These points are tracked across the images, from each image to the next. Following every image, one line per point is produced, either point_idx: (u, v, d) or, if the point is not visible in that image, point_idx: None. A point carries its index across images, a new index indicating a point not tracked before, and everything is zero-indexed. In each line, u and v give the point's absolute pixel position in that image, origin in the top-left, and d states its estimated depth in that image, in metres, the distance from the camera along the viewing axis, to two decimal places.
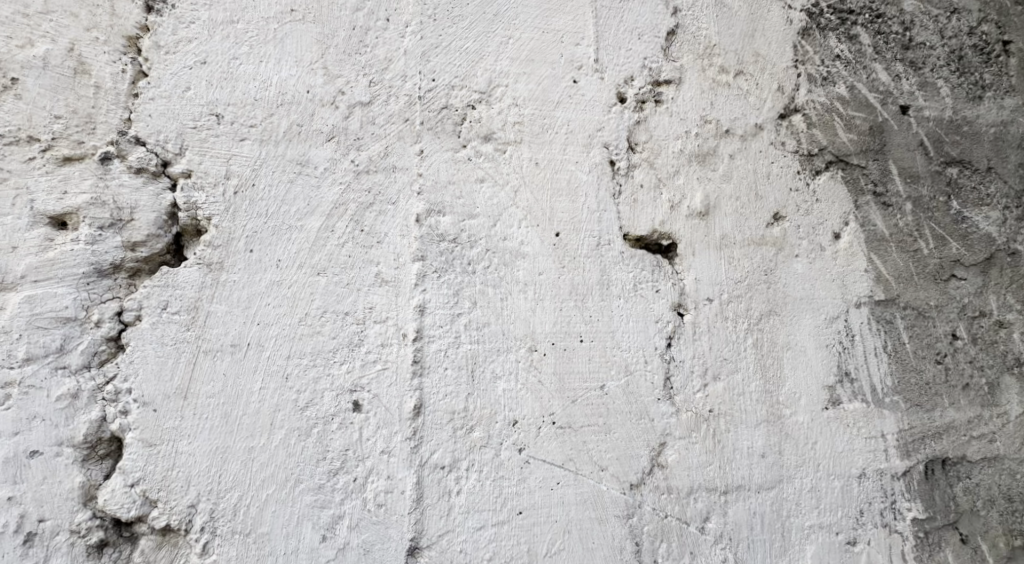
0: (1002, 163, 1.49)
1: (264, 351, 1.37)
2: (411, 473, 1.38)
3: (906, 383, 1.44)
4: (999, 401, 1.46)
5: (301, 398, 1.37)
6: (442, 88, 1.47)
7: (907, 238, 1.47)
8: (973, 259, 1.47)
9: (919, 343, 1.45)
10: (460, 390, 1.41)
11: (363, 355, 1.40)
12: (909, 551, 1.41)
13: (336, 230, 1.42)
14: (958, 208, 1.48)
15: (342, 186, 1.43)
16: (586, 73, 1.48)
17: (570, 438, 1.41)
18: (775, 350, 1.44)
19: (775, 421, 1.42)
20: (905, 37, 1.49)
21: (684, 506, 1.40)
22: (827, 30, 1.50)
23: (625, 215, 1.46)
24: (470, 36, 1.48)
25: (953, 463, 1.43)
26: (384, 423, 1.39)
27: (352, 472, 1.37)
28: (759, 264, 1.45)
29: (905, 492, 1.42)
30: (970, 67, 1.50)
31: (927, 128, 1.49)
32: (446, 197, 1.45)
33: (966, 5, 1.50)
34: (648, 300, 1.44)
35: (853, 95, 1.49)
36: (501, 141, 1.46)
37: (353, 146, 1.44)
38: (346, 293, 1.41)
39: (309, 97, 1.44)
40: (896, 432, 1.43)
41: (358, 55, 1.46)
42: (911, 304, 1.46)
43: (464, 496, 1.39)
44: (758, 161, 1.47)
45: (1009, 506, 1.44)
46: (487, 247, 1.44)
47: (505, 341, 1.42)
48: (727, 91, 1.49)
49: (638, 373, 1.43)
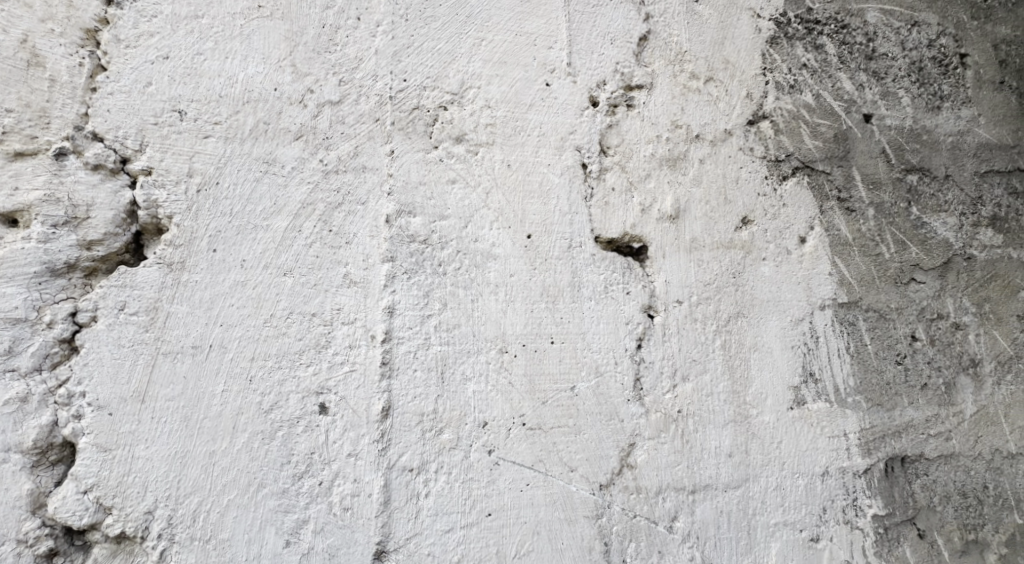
0: (959, 171, 1.54)
1: (227, 353, 1.35)
2: (378, 476, 1.37)
3: (868, 383, 1.48)
4: (956, 401, 1.50)
5: (265, 400, 1.35)
6: (413, 89, 1.47)
7: (870, 243, 1.51)
8: (932, 263, 1.52)
9: (880, 344, 1.49)
10: (430, 391, 1.40)
11: (330, 356, 1.38)
12: (870, 547, 1.45)
13: (303, 230, 1.40)
14: (918, 214, 1.53)
15: (310, 185, 1.41)
16: (559, 76, 1.49)
17: (540, 439, 1.41)
18: (742, 351, 1.46)
19: (742, 421, 1.45)
20: (869, 48, 1.54)
21: (652, 506, 1.42)
22: (795, 39, 1.53)
23: (597, 218, 1.47)
24: (442, 37, 1.48)
25: (911, 460, 1.48)
26: (352, 425, 1.37)
27: (318, 475, 1.35)
28: (728, 267, 1.48)
29: (866, 490, 1.46)
30: (929, 78, 1.55)
31: (889, 136, 1.53)
32: (417, 198, 1.44)
33: (925, 18, 1.56)
34: (618, 301, 1.46)
35: (819, 103, 1.53)
36: (473, 142, 1.47)
37: (322, 145, 1.42)
38: (313, 293, 1.39)
39: (277, 95, 1.42)
40: (858, 431, 1.47)
41: (329, 53, 1.44)
42: (873, 307, 1.50)
43: (432, 499, 1.38)
44: (727, 166, 1.50)
45: (965, 502, 1.48)
46: (458, 248, 1.44)
47: (475, 343, 1.42)
48: (697, 96, 1.51)
49: (608, 374, 1.44)
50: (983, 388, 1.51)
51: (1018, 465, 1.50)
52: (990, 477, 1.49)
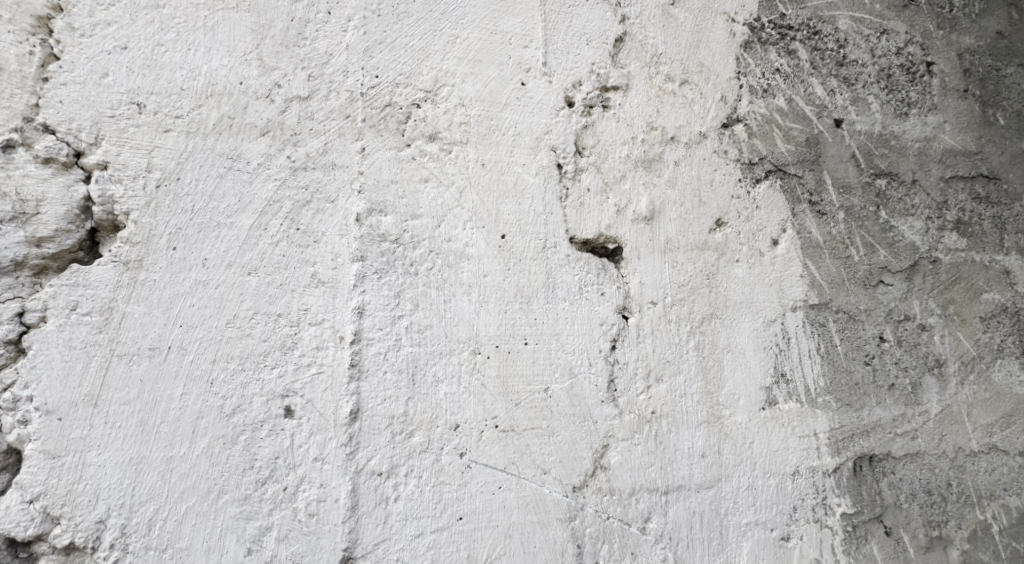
0: (926, 176, 1.58)
1: (187, 355, 1.30)
2: (346, 480, 1.34)
3: (838, 383, 1.50)
4: (921, 400, 1.53)
5: (227, 404, 1.31)
6: (385, 85, 1.44)
7: (840, 246, 1.54)
8: (899, 266, 1.55)
9: (850, 345, 1.52)
10: (400, 393, 1.38)
11: (296, 358, 1.35)
12: (839, 545, 1.47)
13: (269, 228, 1.36)
14: (886, 217, 1.56)
15: (277, 182, 1.38)
16: (534, 76, 1.49)
17: (512, 441, 1.40)
18: (716, 352, 1.48)
19: (714, 422, 1.46)
20: (839, 54, 1.57)
21: (626, 507, 1.42)
22: (768, 44, 1.56)
23: (571, 219, 1.47)
24: (416, 34, 1.46)
25: (879, 459, 1.50)
26: (318, 428, 1.34)
27: (283, 480, 1.32)
28: (702, 269, 1.49)
29: (835, 489, 1.48)
30: (898, 85, 1.58)
31: (859, 142, 1.57)
32: (388, 196, 1.42)
33: (894, 26, 1.59)
34: (592, 302, 1.46)
35: (791, 107, 1.55)
36: (447, 141, 1.45)
37: (290, 140, 1.39)
38: (279, 293, 1.36)
39: (243, 89, 1.38)
40: (828, 431, 1.49)
41: (298, 47, 1.41)
42: (843, 308, 1.53)
43: (402, 503, 1.36)
44: (701, 168, 1.52)
45: (929, 500, 1.51)
46: (430, 248, 1.42)
47: (447, 344, 1.41)
48: (673, 98, 1.52)
49: (582, 375, 1.44)
50: (948, 387, 1.54)
51: (981, 463, 1.54)
52: (954, 475, 1.53)
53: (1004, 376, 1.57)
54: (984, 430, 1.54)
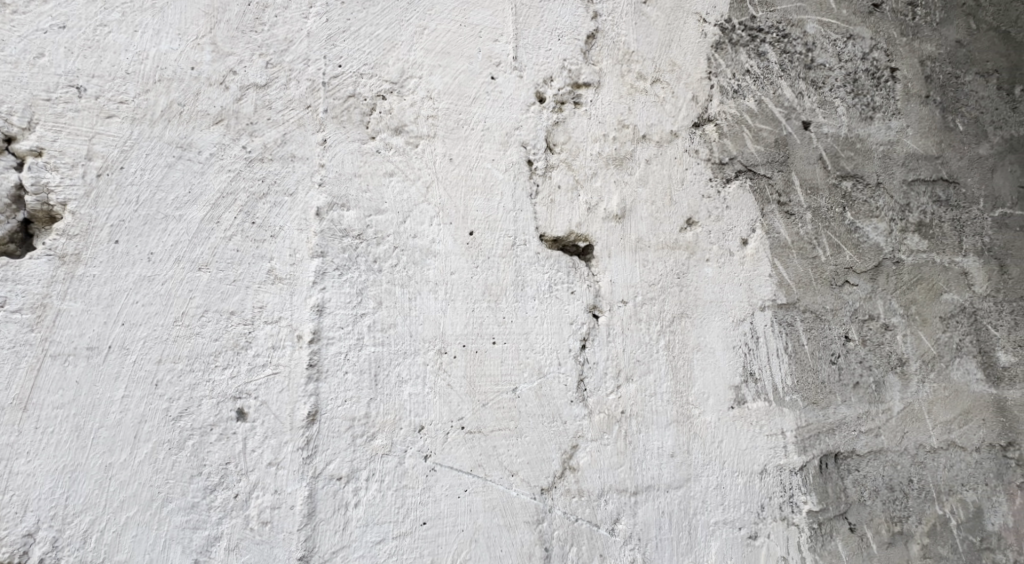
0: (890, 179, 1.62)
1: (129, 354, 1.23)
2: (303, 486, 1.29)
3: (804, 382, 1.53)
4: (884, 398, 1.56)
5: (174, 406, 1.24)
6: (348, 76, 1.40)
7: (807, 246, 1.56)
8: (864, 266, 1.58)
9: (816, 344, 1.54)
10: (362, 394, 1.34)
11: (250, 358, 1.29)
12: (804, 542, 1.49)
13: (222, 221, 1.30)
14: (852, 219, 1.59)
15: (231, 173, 1.32)
16: (504, 70, 1.46)
17: (479, 443, 1.38)
18: (686, 351, 1.48)
19: (684, 421, 1.46)
20: (808, 58, 1.60)
21: (594, 508, 1.41)
22: (738, 46, 1.58)
23: (541, 216, 1.45)
24: (381, 23, 1.42)
25: (844, 457, 1.53)
26: (273, 431, 1.29)
27: (234, 487, 1.26)
28: (673, 268, 1.50)
29: (801, 486, 1.51)
30: (863, 89, 1.62)
31: (826, 144, 1.60)
32: (351, 190, 1.37)
33: (860, 32, 1.63)
34: (562, 301, 1.44)
35: (761, 109, 1.57)
36: (413, 134, 1.41)
37: (245, 130, 1.33)
38: (232, 290, 1.29)
39: (194, 74, 1.32)
40: (794, 429, 1.51)
41: (255, 33, 1.36)
42: (810, 307, 1.55)
43: (362, 509, 1.31)
44: (673, 168, 1.52)
45: (891, 496, 1.54)
46: (395, 244, 1.38)
47: (412, 344, 1.37)
48: (645, 97, 1.52)
49: (551, 375, 1.42)
50: (909, 385, 1.57)
51: (939, 459, 1.57)
52: (915, 471, 1.56)
53: (962, 373, 1.61)
54: (944, 427, 1.58)
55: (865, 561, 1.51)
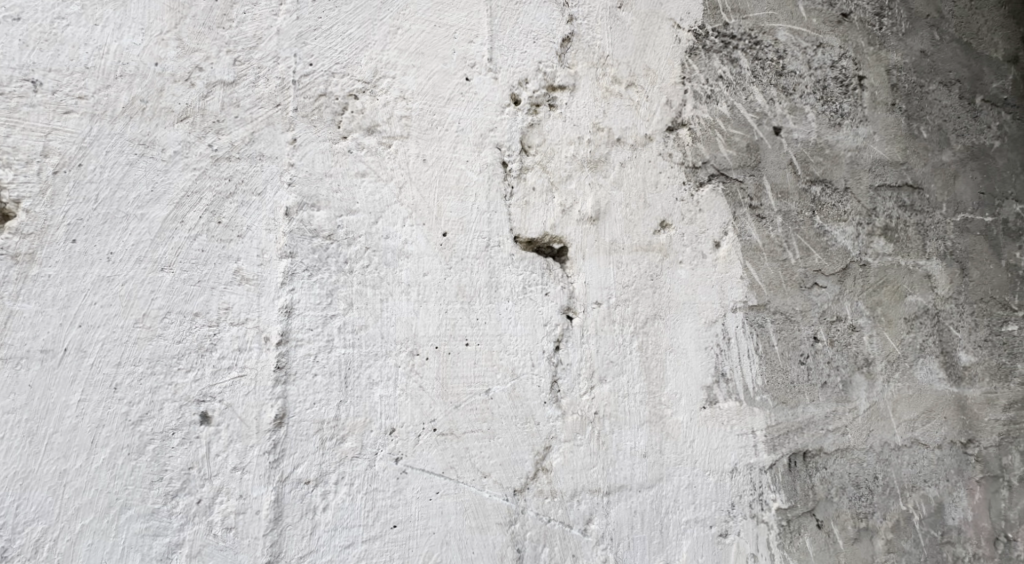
0: (858, 184, 1.66)
1: (86, 357, 1.21)
2: (269, 491, 1.27)
3: (774, 382, 1.56)
4: (851, 398, 1.60)
5: (133, 410, 1.21)
6: (320, 75, 1.38)
7: (777, 249, 1.60)
8: (832, 268, 1.62)
9: (786, 345, 1.57)
10: (331, 397, 1.32)
11: (215, 361, 1.27)
12: (773, 539, 1.52)
13: (187, 221, 1.28)
14: (821, 222, 1.63)
15: (196, 172, 1.29)
16: (479, 71, 1.47)
17: (451, 445, 1.37)
18: (658, 352, 1.50)
19: (657, 421, 1.48)
20: (779, 65, 1.64)
21: (567, 509, 1.41)
22: (711, 51, 1.60)
23: (516, 218, 1.46)
24: (354, 22, 1.41)
25: (812, 455, 1.56)
26: (238, 435, 1.26)
27: (197, 493, 1.23)
28: (646, 270, 1.51)
29: (770, 484, 1.53)
30: (832, 96, 1.67)
31: (796, 149, 1.64)
32: (322, 190, 1.36)
33: (829, 40, 1.67)
34: (536, 302, 1.45)
35: (733, 114, 1.60)
36: (386, 134, 1.40)
37: (212, 128, 1.31)
38: (196, 291, 1.27)
39: (158, 70, 1.29)
40: (764, 428, 1.54)
41: (222, 29, 1.33)
42: (780, 309, 1.58)
43: (331, 513, 1.29)
44: (647, 170, 1.54)
45: (857, 492, 1.58)
46: (366, 245, 1.37)
47: (383, 345, 1.35)
48: (619, 100, 1.54)
49: (524, 376, 1.42)
50: (875, 385, 1.61)
51: (903, 456, 1.61)
52: (879, 468, 1.60)
53: (926, 373, 1.65)
54: (907, 425, 1.62)
55: (831, 557, 1.54)
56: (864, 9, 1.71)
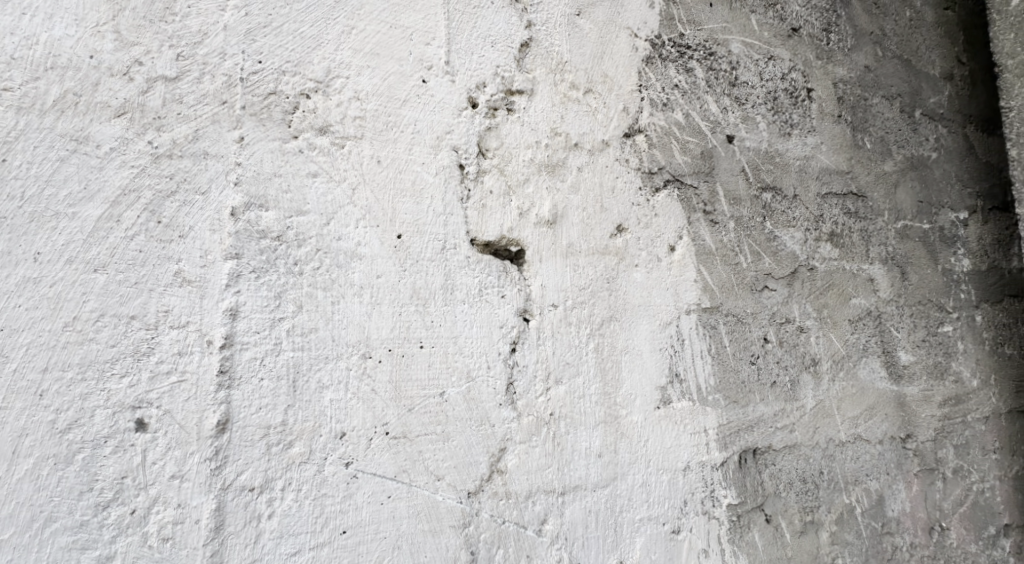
0: (805, 191, 1.75)
1: (9, 363, 1.13)
2: (210, 499, 1.22)
3: (726, 382, 1.61)
4: (799, 396, 1.67)
5: (61, 418, 1.15)
6: (269, 73, 1.35)
7: (730, 253, 1.65)
8: (781, 272, 1.69)
9: (737, 346, 1.63)
10: (278, 402, 1.29)
11: (153, 365, 1.22)
12: (724, 535, 1.56)
13: (123, 220, 1.22)
14: (771, 228, 1.70)
15: (134, 170, 1.24)
16: (436, 74, 1.46)
17: (404, 449, 1.35)
18: (614, 353, 1.52)
19: (612, 421, 1.50)
20: (732, 76, 1.70)
21: (521, 510, 1.42)
22: (667, 61, 1.65)
23: (472, 220, 1.46)
24: (307, 20, 1.38)
25: (762, 453, 1.62)
26: (177, 442, 1.22)
27: (131, 503, 1.17)
28: (603, 273, 1.54)
29: (722, 482, 1.58)
30: (782, 107, 1.75)
31: (748, 157, 1.70)
32: (270, 190, 1.32)
33: (779, 53, 1.76)
34: (492, 304, 1.45)
35: (688, 122, 1.65)
36: (339, 135, 1.38)
37: (152, 125, 1.26)
38: (133, 293, 1.22)
39: (94, 63, 1.24)
40: (716, 427, 1.59)
41: (164, 23, 1.29)
42: (732, 311, 1.64)
43: (277, 520, 1.26)
44: (604, 175, 1.56)
45: (804, 487, 1.64)
46: (317, 247, 1.34)
47: (333, 348, 1.33)
48: (577, 106, 1.56)
49: (480, 379, 1.43)
50: (821, 383, 1.69)
51: (847, 451, 1.70)
52: (824, 463, 1.67)
53: (869, 372, 1.75)
54: (851, 422, 1.71)
55: (779, 550, 1.60)
56: (813, 25, 1.80)
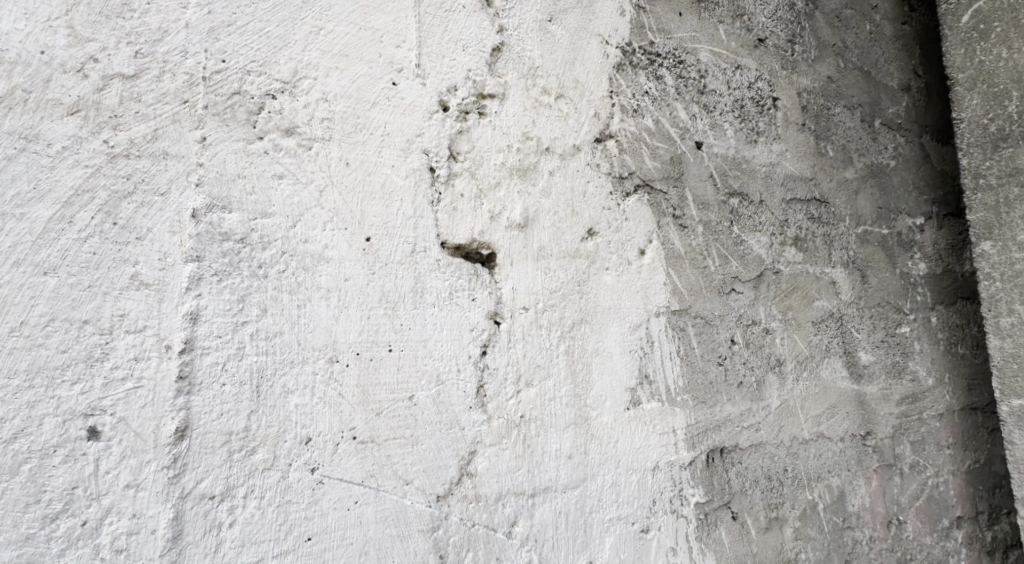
0: (771, 197, 1.80)
1: None
2: (168, 508, 1.19)
3: (694, 383, 1.64)
4: (765, 396, 1.71)
5: (7, 427, 1.10)
6: (233, 72, 1.32)
7: (699, 257, 1.69)
8: (748, 275, 1.74)
9: (705, 348, 1.66)
10: (241, 407, 1.26)
11: (107, 371, 1.18)
12: (692, 532, 1.59)
13: (76, 221, 1.18)
14: (738, 232, 1.75)
15: (89, 169, 1.20)
16: (407, 76, 1.46)
17: (371, 453, 1.34)
18: (585, 356, 1.54)
19: (583, 423, 1.52)
20: (701, 84, 1.74)
21: (491, 512, 1.42)
22: (638, 68, 1.68)
23: (443, 223, 1.46)
24: (273, 20, 1.36)
25: (729, 452, 1.66)
26: (133, 450, 1.18)
27: (82, 514, 1.13)
28: (574, 276, 1.55)
29: (690, 480, 1.61)
30: (749, 115, 1.80)
31: (716, 163, 1.74)
32: (234, 192, 1.30)
33: (746, 63, 1.81)
34: (462, 307, 1.45)
35: (657, 128, 1.68)
36: (306, 136, 1.36)
37: (108, 123, 1.22)
38: (86, 296, 1.18)
39: (45, 59, 1.19)
40: (684, 427, 1.62)
41: (121, 19, 1.25)
42: (700, 313, 1.67)
43: (238, 528, 1.23)
44: (575, 180, 1.58)
45: (769, 484, 1.69)
46: (282, 249, 1.32)
47: (299, 352, 1.31)
48: (548, 111, 1.58)
49: (450, 381, 1.42)
50: (786, 383, 1.75)
51: (810, 448, 1.76)
52: (788, 461, 1.72)
53: (830, 372, 1.81)
54: (814, 420, 1.77)
55: (745, 546, 1.64)
56: (778, 36, 1.86)
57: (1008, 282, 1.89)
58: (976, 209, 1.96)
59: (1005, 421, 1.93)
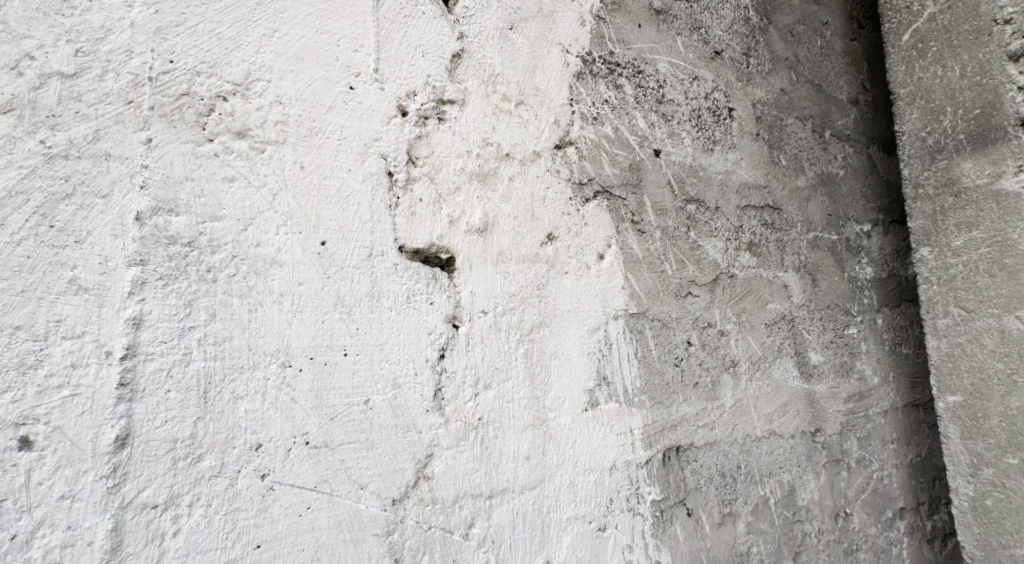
0: (726, 204, 1.87)
1: None
2: (106, 520, 1.14)
3: (651, 384, 1.68)
4: (719, 395, 1.77)
5: None
6: (181, 74, 1.29)
7: (656, 261, 1.73)
8: (704, 279, 1.79)
9: (663, 349, 1.71)
10: (187, 414, 1.22)
11: (41, 379, 1.12)
12: (647, 529, 1.62)
13: (9, 224, 1.13)
14: (695, 237, 1.80)
15: (23, 170, 1.15)
16: (364, 81, 1.45)
17: (325, 458, 1.32)
18: (543, 358, 1.56)
19: (541, 425, 1.53)
20: (659, 93, 1.79)
21: (448, 515, 1.41)
22: (598, 77, 1.71)
23: (401, 227, 1.45)
24: (224, 21, 1.33)
25: (685, 449, 1.70)
26: (68, 460, 1.13)
27: (11, 527, 1.08)
28: (534, 279, 1.57)
29: (646, 479, 1.64)
30: (706, 125, 1.86)
31: (674, 170, 1.79)
32: (181, 194, 1.26)
33: (703, 74, 1.87)
34: (420, 311, 1.45)
35: (617, 135, 1.72)
36: (259, 139, 1.34)
37: (45, 123, 1.17)
38: (18, 301, 1.12)
39: None
40: (641, 427, 1.65)
41: (60, 16, 1.20)
42: (657, 316, 1.71)
43: (182, 538, 1.19)
44: (535, 186, 1.60)
45: (722, 481, 1.74)
46: (233, 253, 1.29)
47: (250, 358, 1.28)
48: (509, 117, 1.60)
49: (406, 386, 1.41)
50: (740, 383, 1.80)
51: (762, 446, 1.82)
52: (741, 458, 1.78)
53: (782, 371, 1.88)
54: (766, 419, 1.83)
55: (699, 541, 1.68)
56: (733, 49, 1.94)
57: (944, 285, 2.01)
58: (916, 217, 2.08)
59: (942, 418, 2.04)
